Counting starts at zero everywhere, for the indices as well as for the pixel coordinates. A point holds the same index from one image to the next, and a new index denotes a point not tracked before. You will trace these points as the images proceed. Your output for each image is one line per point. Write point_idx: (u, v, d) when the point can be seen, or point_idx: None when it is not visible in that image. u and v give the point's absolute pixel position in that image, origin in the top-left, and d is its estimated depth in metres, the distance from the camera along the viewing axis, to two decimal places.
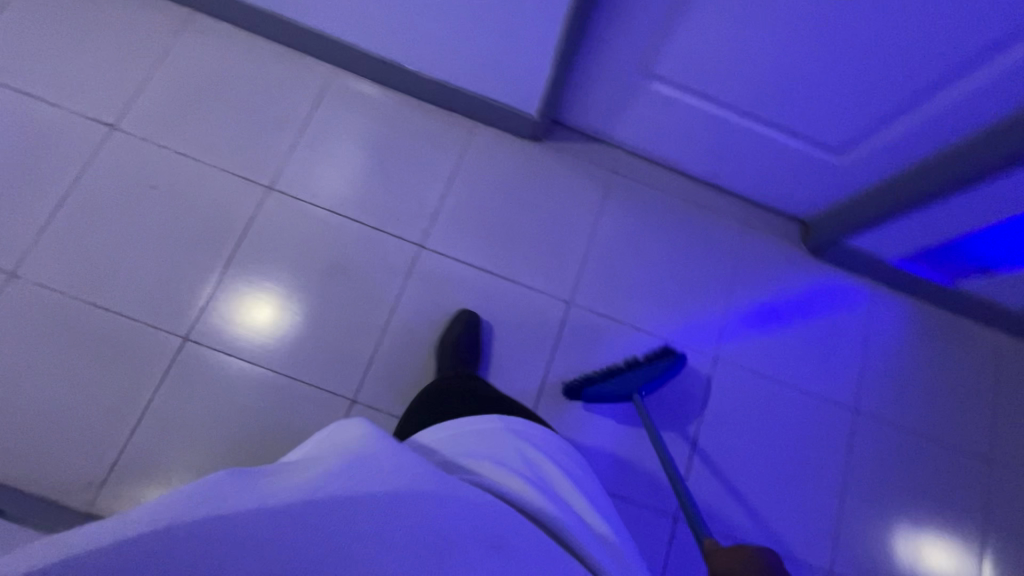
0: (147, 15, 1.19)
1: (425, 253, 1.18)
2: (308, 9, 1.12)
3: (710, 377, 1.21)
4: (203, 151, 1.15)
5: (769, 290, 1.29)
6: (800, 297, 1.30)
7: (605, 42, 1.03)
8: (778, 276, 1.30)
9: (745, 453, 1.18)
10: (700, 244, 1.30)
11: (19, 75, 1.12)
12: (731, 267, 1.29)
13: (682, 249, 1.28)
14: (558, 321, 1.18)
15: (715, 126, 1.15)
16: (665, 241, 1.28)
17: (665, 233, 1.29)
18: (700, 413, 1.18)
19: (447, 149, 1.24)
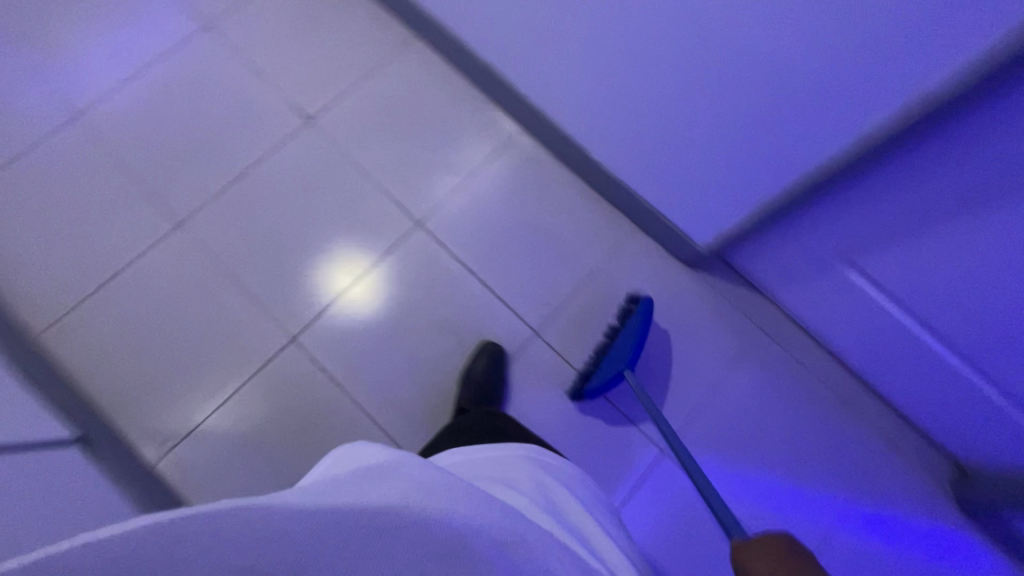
0: (378, 27, 1.26)
1: (535, 340, 1.14)
2: (523, 73, 1.12)
3: None
4: (375, 169, 1.19)
5: (891, 530, 1.10)
6: (928, 553, 1.09)
7: (815, 217, 0.91)
8: (907, 517, 1.11)
9: None
10: (826, 443, 1.14)
11: (254, 48, 1.22)
12: (854, 483, 1.12)
13: (803, 441, 1.13)
14: (643, 462, 1.08)
15: (903, 339, 0.98)
16: (785, 425, 1.14)
17: (789, 414, 1.14)
18: None
19: (597, 243, 1.20)
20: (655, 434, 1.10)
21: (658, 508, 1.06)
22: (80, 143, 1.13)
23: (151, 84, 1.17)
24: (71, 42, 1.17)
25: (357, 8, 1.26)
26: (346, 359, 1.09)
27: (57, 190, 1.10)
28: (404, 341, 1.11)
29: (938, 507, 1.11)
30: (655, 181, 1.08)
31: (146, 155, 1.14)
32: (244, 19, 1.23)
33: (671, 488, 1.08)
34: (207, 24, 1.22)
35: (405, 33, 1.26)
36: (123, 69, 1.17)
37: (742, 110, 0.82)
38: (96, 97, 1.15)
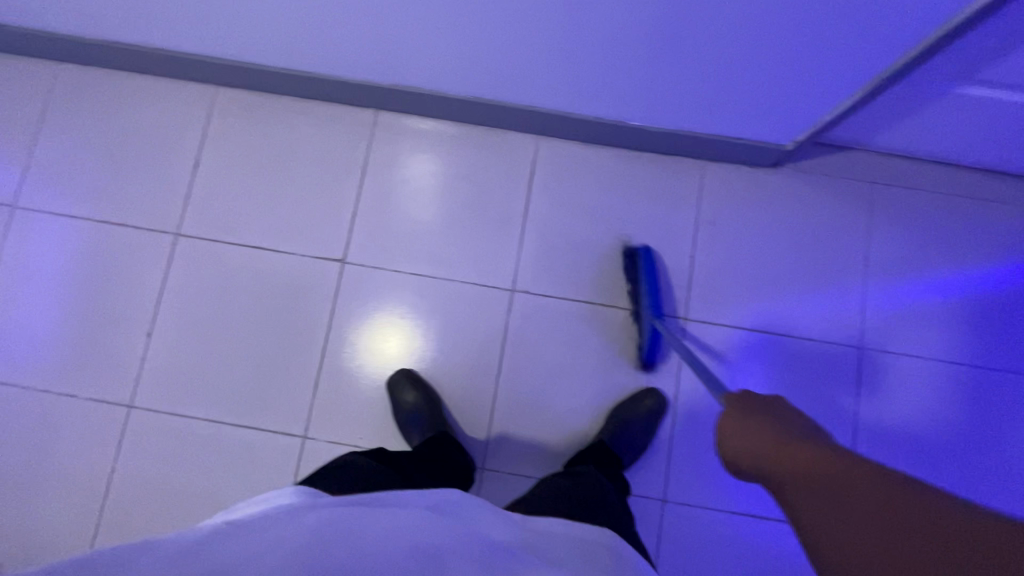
0: (335, 129, 1.11)
1: (691, 324, 1.05)
2: (518, 86, 0.99)
3: (1000, 384, 1.04)
4: (436, 265, 1.08)
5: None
6: None
7: (960, 37, 0.74)
8: None
9: None
10: (978, 238, 1.07)
11: (237, 229, 1.08)
12: (1004, 255, 1.07)
13: (960, 250, 1.07)
14: (835, 365, 1.04)
15: None
16: (956, 258, 1.06)
17: (958, 251, 1.07)
18: (995, 422, 1.03)
19: (683, 198, 1.09)
20: (832, 334, 1.05)
21: (880, 389, 1.04)
22: (153, 426, 1.02)
23: (168, 326, 1.05)
24: (71, 337, 1.05)
25: (303, 124, 1.11)
26: (540, 458, 1.03)
27: (166, 481, 1.01)
28: (579, 408, 1.04)
29: None
30: (717, 110, 0.96)
31: (221, 397, 1.03)
32: (201, 207, 1.09)
33: (882, 372, 1.04)
34: (173, 234, 1.08)
35: (363, 115, 1.12)
36: (134, 330, 1.05)
37: (704, 45, 0.81)
38: (133, 372, 1.04)
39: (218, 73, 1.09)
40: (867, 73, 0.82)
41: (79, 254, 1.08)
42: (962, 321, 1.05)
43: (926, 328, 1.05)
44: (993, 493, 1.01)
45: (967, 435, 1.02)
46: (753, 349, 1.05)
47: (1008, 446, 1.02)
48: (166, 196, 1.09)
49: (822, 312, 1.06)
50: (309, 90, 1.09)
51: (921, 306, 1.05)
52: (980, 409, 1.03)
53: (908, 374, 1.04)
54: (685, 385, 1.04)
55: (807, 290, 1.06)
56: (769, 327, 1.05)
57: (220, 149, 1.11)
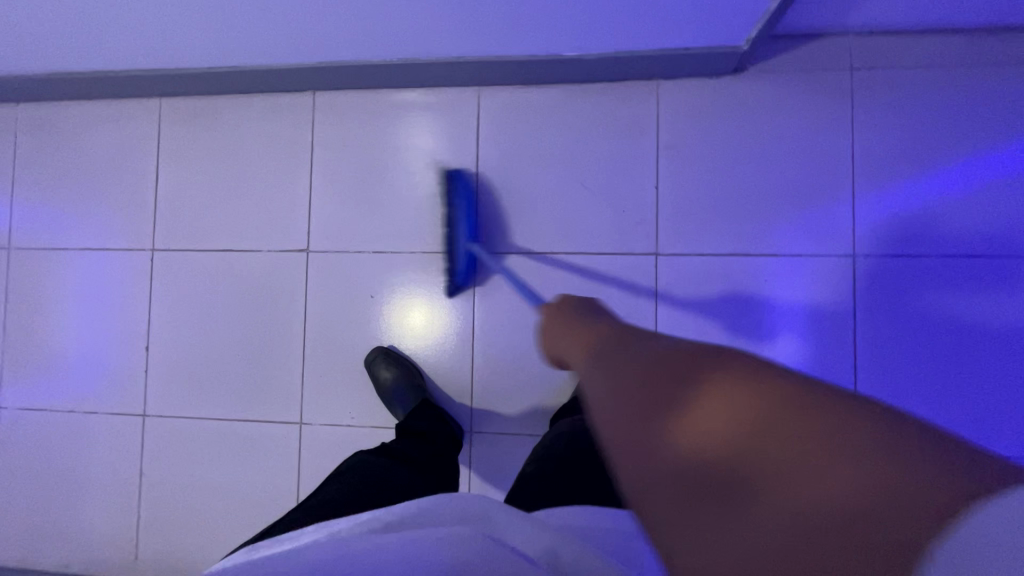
0: (278, 120, 1.11)
1: (663, 260, 1.00)
2: (439, 39, 0.94)
3: (1013, 273, 0.93)
4: (397, 239, 1.07)
5: None
6: None
7: None
8: None
9: None
10: (981, 112, 0.94)
11: (205, 235, 1.12)
12: (1011, 126, 0.94)
13: (960, 129, 0.94)
14: (820, 281, 0.97)
15: None
16: (964, 143, 0.94)
17: (965, 135, 0.94)
18: (1007, 315, 0.93)
19: (639, 127, 1.01)
20: (817, 247, 0.97)
21: (874, 298, 0.96)
22: (166, 432, 1.10)
23: (163, 337, 1.12)
24: (81, 362, 1.14)
25: (246, 120, 1.11)
26: (528, 415, 1.03)
27: (187, 476, 1.09)
28: None
29: None
30: (653, 21, 0.88)
31: (220, 398, 1.09)
32: (169, 220, 1.13)
33: (877, 279, 0.96)
34: (150, 251, 1.13)
35: (301, 100, 1.10)
36: (133, 347, 1.13)
37: None
38: (140, 385, 1.12)
39: (155, 85, 1.10)
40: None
41: (72, 284, 1.15)
42: (961, 209, 0.94)
43: (936, 229, 0.94)
44: (1012, 393, 0.93)
45: (977, 333, 0.94)
46: (741, 281, 0.98)
47: None
48: (137, 214, 1.14)
49: (816, 231, 0.97)
50: (244, 85, 1.08)
51: (912, 201, 0.95)
52: (991, 302, 0.93)
53: (918, 281, 0.95)
54: (664, 323, 1.00)
55: (781, 203, 0.98)
56: (754, 252, 0.98)
57: (175, 162, 1.13)
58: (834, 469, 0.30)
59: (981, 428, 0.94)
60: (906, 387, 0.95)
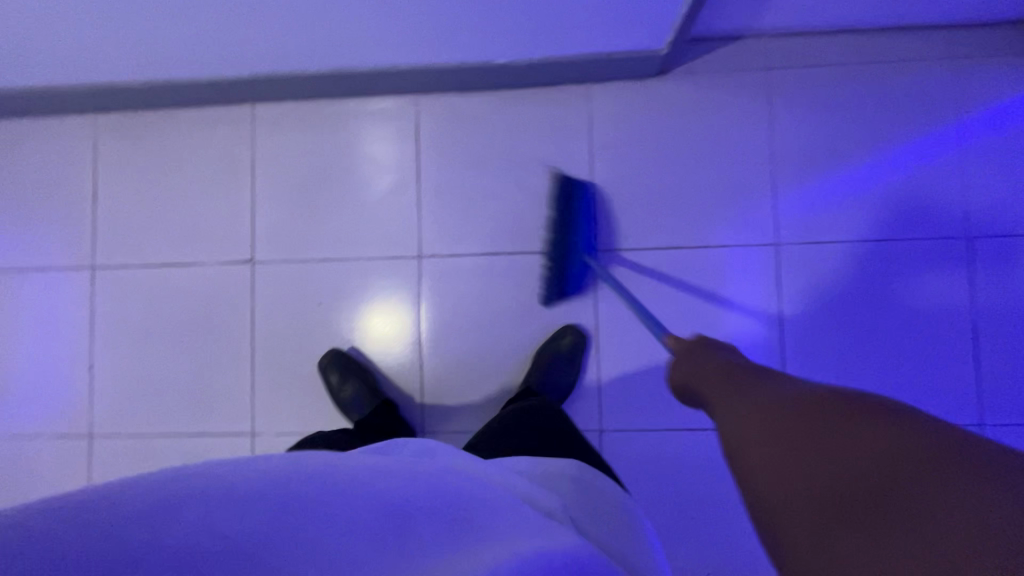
0: (217, 132, 1.11)
1: (600, 256, 1.04)
2: (370, 50, 0.96)
3: (926, 252, 1.00)
4: (343, 246, 1.08)
5: (938, 119, 1.00)
6: (985, 119, 1.00)
7: None
8: (945, 105, 1.00)
9: (978, 315, 0.99)
10: (886, 105, 1.01)
11: (147, 251, 1.11)
12: (914, 117, 1.00)
13: (869, 122, 1.01)
14: (749, 268, 1.02)
15: None
16: (877, 136, 1.01)
17: (877, 128, 1.01)
18: (921, 292, 1.00)
19: (572, 128, 1.05)
20: (745, 238, 1.02)
21: (799, 284, 1.01)
22: (115, 451, 1.09)
23: (107, 356, 1.10)
24: (21, 385, 1.11)
25: (185, 134, 1.11)
26: (479, 413, 1.06)
27: None
28: (506, 357, 1.05)
29: (974, 80, 1.00)
30: (577, 28, 0.91)
31: (169, 414, 1.08)
32: (110, 237, 1.11)
33: (800, 265, 1.01)
34: (90, 269, 1.11)
35: (240, 112, 1.10)
36: (77, 367, 1.11)
37: None
38: (84, 406, 1.10)
39: (87, 102, 1.08)
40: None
41: (8, 307, 1.12)
42: (876, 195, 1.00)
43: (859, 218, 1.00)
44: (927, 366, 1.00)
45: (895, 311, 1.00)
46: (677, 270, 1.03)
47: (952, 317, 1.00)
48: (76, 233, 1.12)
49: (748, 225, 1.02)
50: (181, 98, 1.08)
51: (832, 188, 1.01)
52: (906, 280, 1.00)
53: (843, 263, 1.01)
54: (604, 317, 1.03)
55: (710, 197, 1.03)
56: (689, 246, 1.03)
57: (113, 178, 1.12)
58: (913, 484, 0.37)
59: (904, 398, 1.01)
60: (836, 367, 1.01)
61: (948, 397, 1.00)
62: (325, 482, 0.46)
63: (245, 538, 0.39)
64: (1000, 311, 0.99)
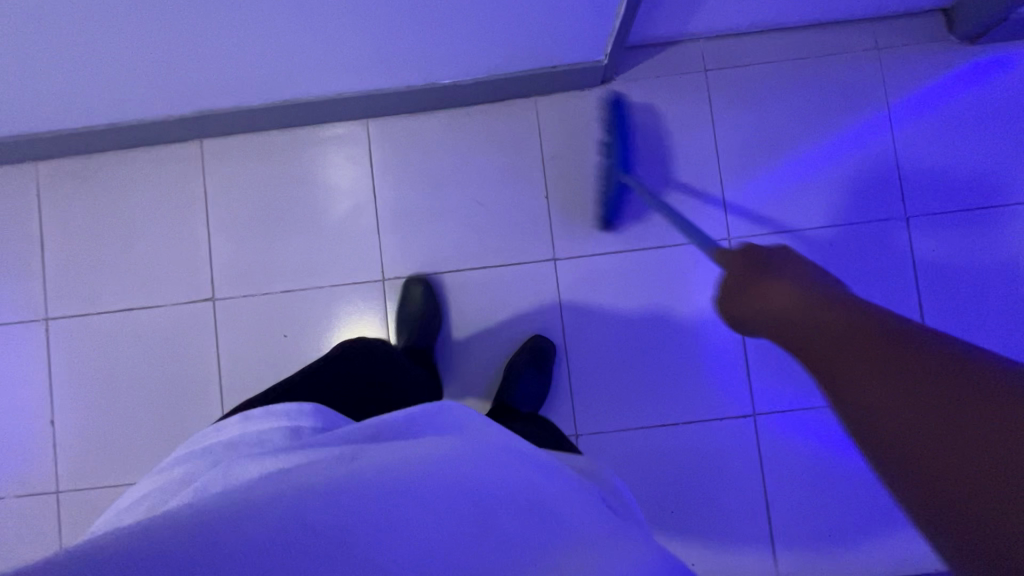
0: (168, 170, 1.09)
1: (561, 263, 1.05)
2: (314, 80, 0.96)
3: (869, 233, 1.04)
4: (304, 276, 1.08)
5: (869, 105, 1.05)
6: (913, 103, 1.06)
7: None
8: (873, 93, 1.05)
9: (921, 290, 1.04)
10: (820, 96, 1.05)
11: (104, 297, 1.08)
12: (847, 106, 1.05)
13: (805, 114, 1.05)
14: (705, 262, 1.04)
15: None
16: (815, 127, 1.05)
17: (815, 119, 1.05)
18: (868, 271, 1.04)
19: (524, 141, 1.06)
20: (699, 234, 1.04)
21: None
22: (85, 506, 1.06)
23: (69, 408, 1.07)
24: None
25: (135, 175, 1.09)
26: None
27: None
28: (478, 372, 1.06)
29: (898, 68, 1.06)
30: (518, 46, 0.93)
31: (139, 461, 1.06)
32: (62, 285, 1.09)
33: None
34: (43, 323, 1.08)
35: (189, 149, 1.09)
36: (39, 423, 1.07)
37: None
38: (49, 462, 1.06)
39: (25, 151, 1.05)
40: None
41: None
42: (818, 181, 1.04)
43: (805, 204, 1.04)
44: None
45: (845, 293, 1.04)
46: (637, 270, 1.05)
47: (898, 293, 1.04)
48: (26, 285, 1.09)
49: (703, 221, 1.05)
50: (126, 140, 1.06)
51: (776, 178, 1.05)
52: (853, 262, 1.04)
53: (793, 249, 1.04)
54: (570, 323, 1.05)
55: (662, 196, 1.05)
56: (647, 246, 1.05)
57: (61, 226, 1.09)
58: None
59: None
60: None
61: None
62: (379, 489, 0.43)
63: (314, 529, 0.39)
64: (942, 284, 1.04)
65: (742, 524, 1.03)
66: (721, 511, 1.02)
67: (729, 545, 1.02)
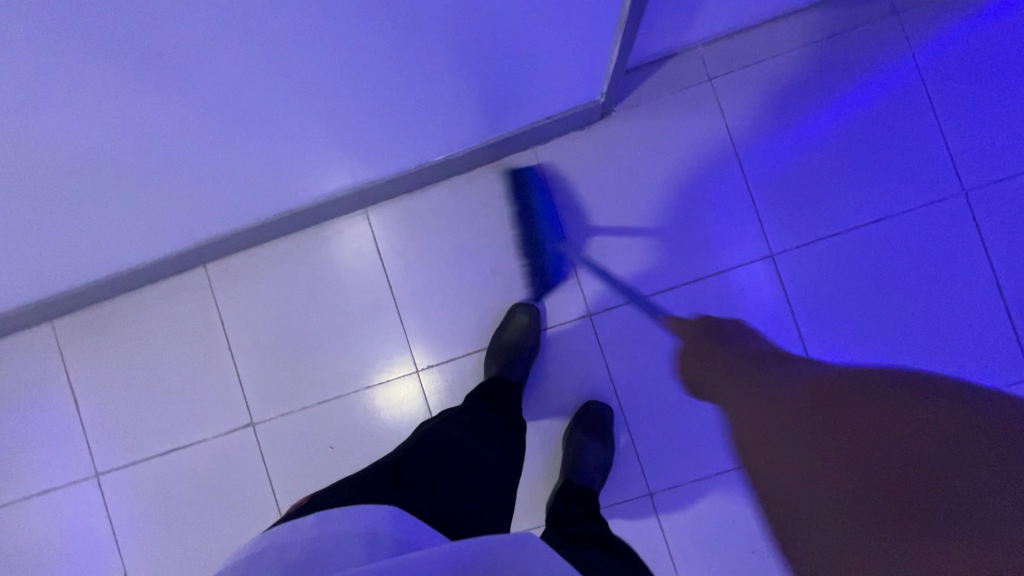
0: (179, 302, 1.06)
1: (598, 317, 0.99)
2: (303, 187, 0.91)
3: (922, 215, 0.94)
4: (337, 381, 1.04)
5: (895, 75, 0.95)
6: (944, 60, 0.95)
7: None
8: (898, 60, 0.95)
9: (995, 264, 0.94)
10: (839, 77, 0.95)
11: (146, 442, 1.07)
12: (870, 81, 0.95)
13: (826, 101, 0.96)
14: (750, 286, 0.96)
15: None
16: (838, 112, 0.96)
17: (839, 105, 0.95)
18: (931, 255, 0.94)
19: (531, 198, 1.00)
20: (738, 257, 0.97)
21: (807, 286, 0.96)
22: None
23: (139, 558, 1.06)
24: None
25: (148, 313, 1.07)
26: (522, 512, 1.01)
27: None
28: (533, 446, 1.01)
29: (921, 27, 0.95)
30: (506, 107, 0.87)
31: None
32: (104, 437, 1.07)
33: (802, 267, 0.96)
34: (95, 477, 1.08)
35: (195, 277, 1.06)
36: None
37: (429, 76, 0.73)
38: None
39: (38, 315, 1.04)
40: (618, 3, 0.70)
41: (26, 538, 1.08)
42: (853, 170, 0.95)
43: (845, 199, 0.95)
44: (959, 331, 0.94)
45: (910, 284, 0.95)
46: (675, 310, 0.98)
47: (969, 272, 0.94)
48: (70, 444, 1.08)
49: (738, 240, 0.96)
50: (132, 283, 1.04)
51: (807, 178, 0.96)
52: (911, 249, 0.94)
53: (841, 249, 0.95)
54: (620, 378, 0.99)
55: (688, 224, 0.97)
56: (683, 282, 0.97)
57: (89, 379, 1.08)
58: None
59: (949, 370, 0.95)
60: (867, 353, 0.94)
61: (994, 357, 0.94)
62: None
63: None
64: (1014, 252, 0.94)
65: None
66: None
67: None
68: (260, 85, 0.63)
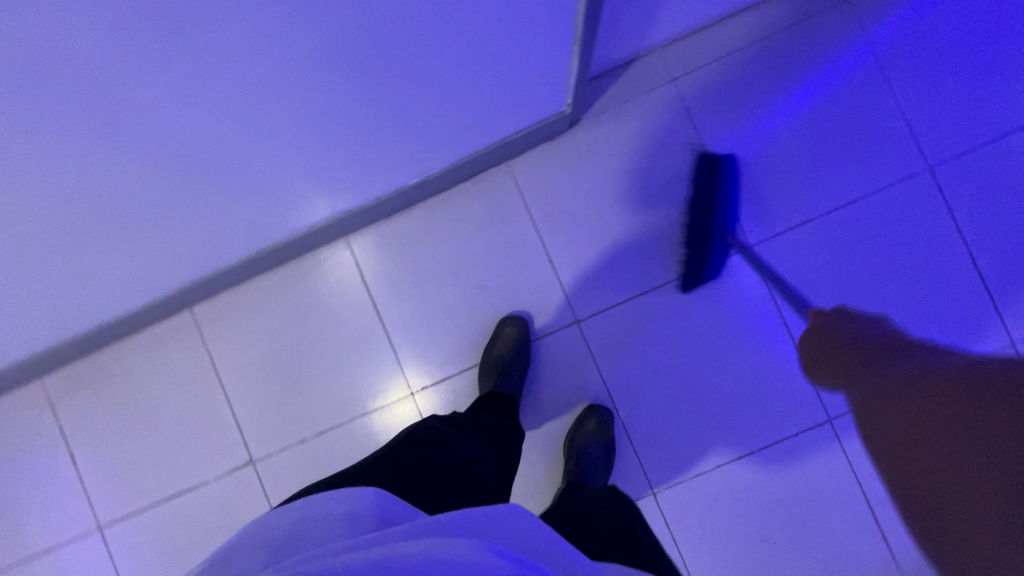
0: (168, 346, 1.06)
1: (586, 323, 1.00)
2: (282, 221, 0.92)
3: (892, 193, 0.96)
4: (334, 410, 1.04)
5: (852, 60, 0.97)
6: (897, 41, 0.97)
7: None
8: (853, 45, 0.97)
9: (966, 235, 0.96)
10: (798, 67, 0.98)
11: (147, 489, 1.06)
12: (828, 67, 0.97)
13: (788, 90, 0.97)
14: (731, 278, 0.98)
15: None
16: (801, 100, 0.98)
17: (800, 93, 0.97)
18: (904, 231, 0.96)
19: (509, 211, 1.01)
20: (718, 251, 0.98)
21: (787, 274, 0.97)
22: None
23: None
24: None
25: (139, 360, 1.07)
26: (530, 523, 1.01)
27: None
28: (534, 456, 1.01)
29: (872, 12, 0.97)
30: (475, 125, 0.88)
31: None
32: (104, 489, 1.07)
33: (780, 254, 0.97)
34: (98, 530, 1.07)
35: (182, 319, 1.06)
36: None
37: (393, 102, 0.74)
38: None
39: (27, 373, 1.03)
40: (571, 16, 0.71)
41: None
42: (822, 155, 0.97)
43: (816, 184, 0.97)
44: (939, 304, 0.96)
45: (887, 261, 0.96)
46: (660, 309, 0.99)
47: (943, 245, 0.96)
48: (71, 499, 1.07)
49: None
50: (119, 331, 1.04)
51: (777, 167, 0.98)
52: (885, 227, 0.96)
53: (818, 233, 0.97)
54: (614, 381, 1.00)
55: (666, 223, 0.99)
56: (667, 280, 0.99)
57: (83, 431, 1.07)
58: None
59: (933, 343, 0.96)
60: None
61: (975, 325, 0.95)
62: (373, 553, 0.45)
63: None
64: (984, 222, 0.96)
65: (851, 533, 0.96)
66: (823, 524, 0.96)
67: (843, 558, 0.96)
68: (226, 127, 0.64)
